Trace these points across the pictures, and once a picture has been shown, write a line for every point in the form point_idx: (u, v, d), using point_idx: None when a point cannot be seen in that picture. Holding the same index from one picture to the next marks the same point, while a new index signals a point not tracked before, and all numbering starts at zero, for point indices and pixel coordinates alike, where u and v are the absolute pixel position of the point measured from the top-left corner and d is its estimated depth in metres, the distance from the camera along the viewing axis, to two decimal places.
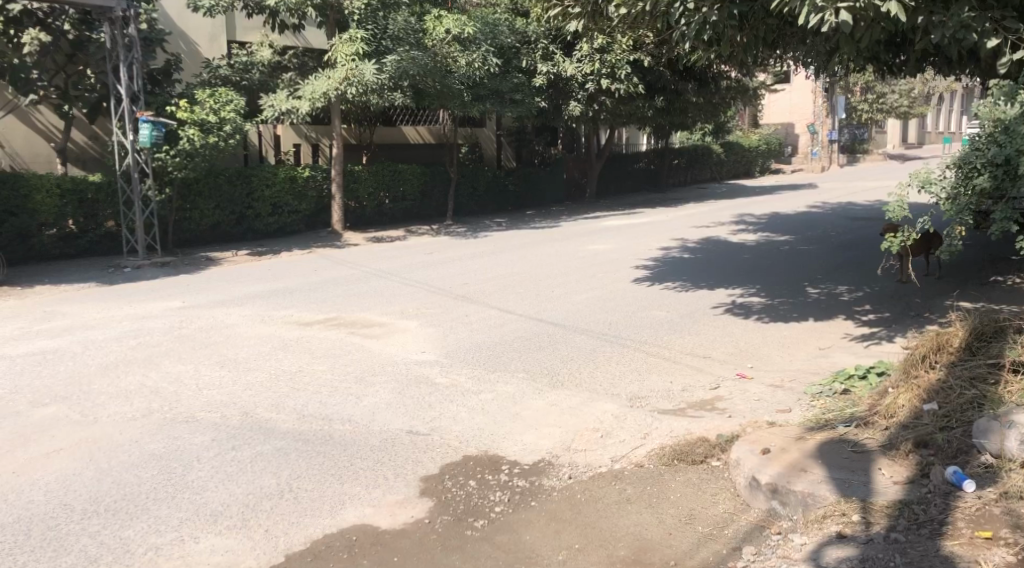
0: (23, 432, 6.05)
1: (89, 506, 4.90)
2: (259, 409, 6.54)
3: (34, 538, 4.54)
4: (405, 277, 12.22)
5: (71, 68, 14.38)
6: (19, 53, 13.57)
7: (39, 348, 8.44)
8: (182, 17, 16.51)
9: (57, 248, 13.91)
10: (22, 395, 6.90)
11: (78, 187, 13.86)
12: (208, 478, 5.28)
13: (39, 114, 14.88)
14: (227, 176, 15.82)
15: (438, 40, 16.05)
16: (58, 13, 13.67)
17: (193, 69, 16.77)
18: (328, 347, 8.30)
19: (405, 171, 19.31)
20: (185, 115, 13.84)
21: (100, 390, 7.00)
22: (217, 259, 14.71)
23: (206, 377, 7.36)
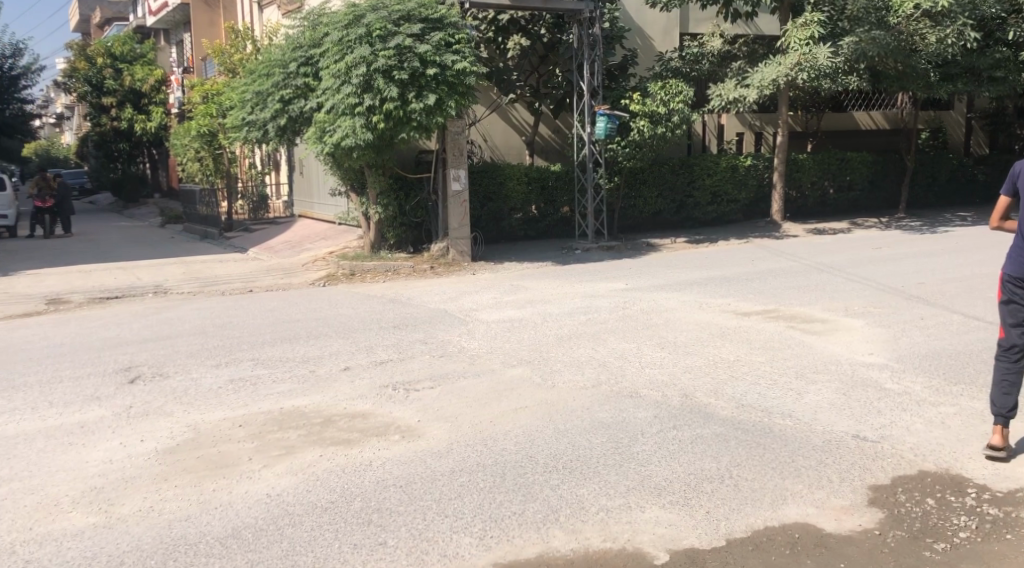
0: (498, 388, 6.93)
1: (550, 460, 5.46)
2: (699, 392, 6.69)
3: (508, 482, 5.17)
4: (851, 272, 11.56)
5: (544, 68, 15.94)
6: (504, 56, 15.37)
7: (509, 316, 9.58)
8: (641, 13, 17.26)
9: (522, 230, 15.57)
10: (495, 355, 7.90)
11: (542, 175, 15.39)
12: (653, 452, 5.54)
13: (516, 111, 16.68)
14: (671, 165, 16.38)
15: (905, 17, 14.71)
16: (537, 19, 15.35)
17: (647, 62, 17.44)
18: (768, 340, 8.17)
19: (855, 159, 18.17)
20: (637, 107, 14.51)
21: (557, 358, 7.72)
22: (657, 245, 15.33)
23: (648, 357, 7.71)
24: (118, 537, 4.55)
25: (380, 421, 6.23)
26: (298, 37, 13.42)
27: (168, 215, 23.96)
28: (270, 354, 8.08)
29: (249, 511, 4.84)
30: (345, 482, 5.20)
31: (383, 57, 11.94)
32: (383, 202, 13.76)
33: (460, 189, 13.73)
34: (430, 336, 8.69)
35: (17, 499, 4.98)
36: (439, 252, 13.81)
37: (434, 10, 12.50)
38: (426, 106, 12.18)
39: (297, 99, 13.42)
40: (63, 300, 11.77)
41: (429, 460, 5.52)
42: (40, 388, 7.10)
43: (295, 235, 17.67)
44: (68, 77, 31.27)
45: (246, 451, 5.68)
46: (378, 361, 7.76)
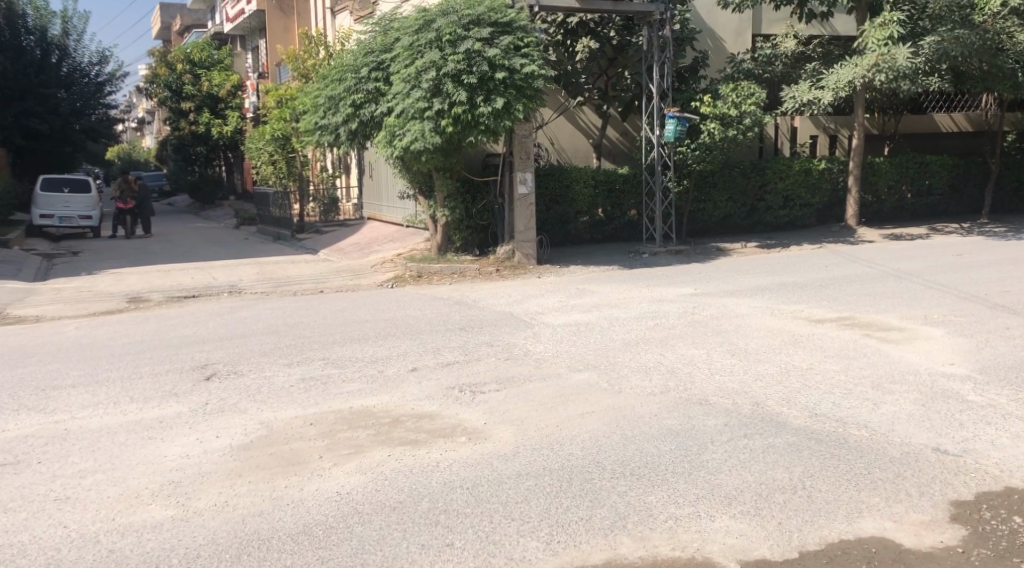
0: (564, 392, 6.90)
1: (617, 467, 5.41)
2: (770, 401, 6.55)
3: (575, 487, 5.13)
4: (930, 279, 11.20)
5: (613, 71, 15.85)
6: (573, 59, 15.32)
7: (576, 320, 9.53)
8: (713, 14, 17.02)
9: (589, 234, 15.50)
10: (562, 359, 7.87)
11: (609, 178, 15.31)
12: (723, 461, 5.44)
13: (584, 114, 16.61)
14: (742, 168, 16.11)
15: (990, 15, 14.09)
16: (606, 22, 15.25)
17: (717, 64, 17.19)
18: (842, 348, 7.96)
19: (935, 163, 17.61)
20: (707, 109, 14.36)
21: (625, 363, 7.66)
22: (727, 250, 15.10)
23: (718, 363, 7.58)
24: (195, 530, 4.66)
25: (447, 422, 6.26)
26: (371, 42, 13.62)
27: (243, 216, 24.56)
28: (340, 354, 8.20)
29: (320, 509, 4.91)
30: (413, 483, 5.24)
31: (452, 62, 12.06)
32: (451, 204, 13.84)
33: (527, 192, 13.70)
34: (496, 339, 8.70)
35: (100, 490, 5.15)
36: (504, 254, 13.83)
37: (504, 14, 12.56)
38: (494, 109, 12.22)
39: (369, 103, 13.59)
40: (143, 298, 12.17)
41: (496, 463, 5.52)
42: (122, 383, 7.35)
43: (364, 237, 17.92)
44: (150, 83, 32.35)
45: (316, 449, 5.77)
46: (445, 362, 7.81)
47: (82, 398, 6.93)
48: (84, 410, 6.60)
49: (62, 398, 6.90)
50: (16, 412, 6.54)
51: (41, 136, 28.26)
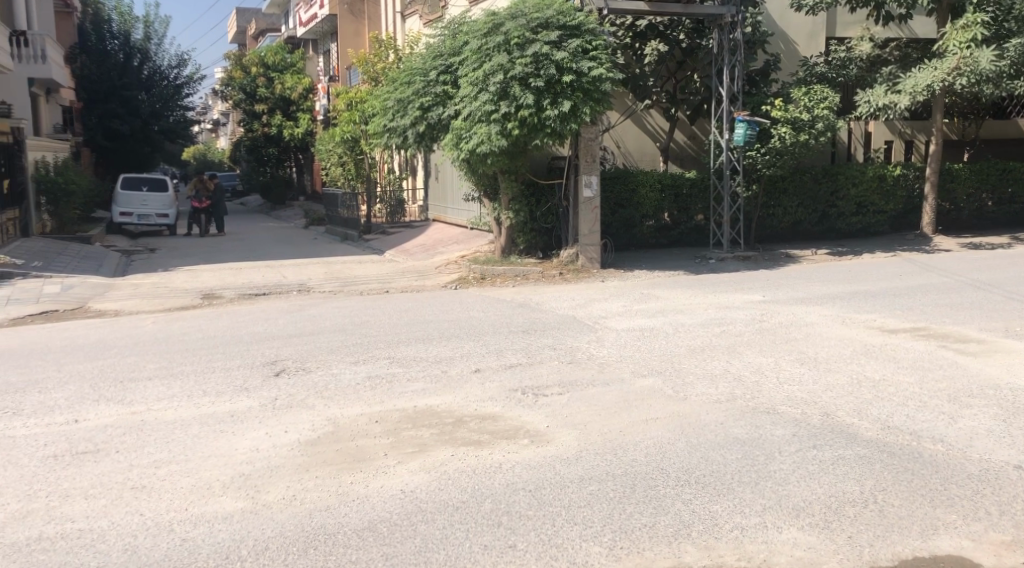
0: (627, 398, 6.85)
1: (682, 474, 5.34)
2: (840, 412, 6.40)
3: (638, 493, 5.09)
4: (1012, 290, 10.79)
5: (682, 74, 15.70)
6: (641, 63, 15.19)
7: (640, 325, 9.46)
8: (786, 17, 16.73)
9: (655, 238, 15.37)
10: (627, 364, 7.82)
11: (676, 183, 15.17)
12: (791, 472, 5.33)
13: (651, 117, 16.48)
14: (813, 174, 15.79)
15: None
16: (675, 25, 15.10)
17: (790, 68, 16.87)
18: (917, 359, 7.74)
19: (1018, 170, 16.98)
20: (779, 113, 14.07)
21: (690, 370, 7.57)
22: (797, 256, 14.81)
23: (786, 372, 7.44)
24: (263, 523, 4.76)
25: (510, 424, 6.28)
26: (440, 46, 13.79)
27: (312, 216, 25.04)
28: (405, 353, 8.30)
29: (384, 506, 4.97)
30: (477, 483, 5.26)
31: (520, 65, 12.11)
32: (515, 207, 13.89)
33: (592, 195, 13.65)
34: (559, 342, 8.70)
35: (175, 480, 5.30)
36: (568, 258, 13.80)
37: (572, 17, 12.53)
38: (560, 112, 12.20)
39: (436, 106, 13.71)
40: (216, 295, 12.49)
41: (558, 466, 5.51)
42: (195, 377, 7.56)
43: (430, 238, 18.10)
44: (226, 86, 33.21)
45: (381, 447, 5.85)
46: (507, 364, 7.83)
47: (157, 390, 7.14)
48: (159, 402, 6.80)
49: (138, 390, 7.13)
50: (96, 402, 6.79)
51: (122, 137, 29.29)
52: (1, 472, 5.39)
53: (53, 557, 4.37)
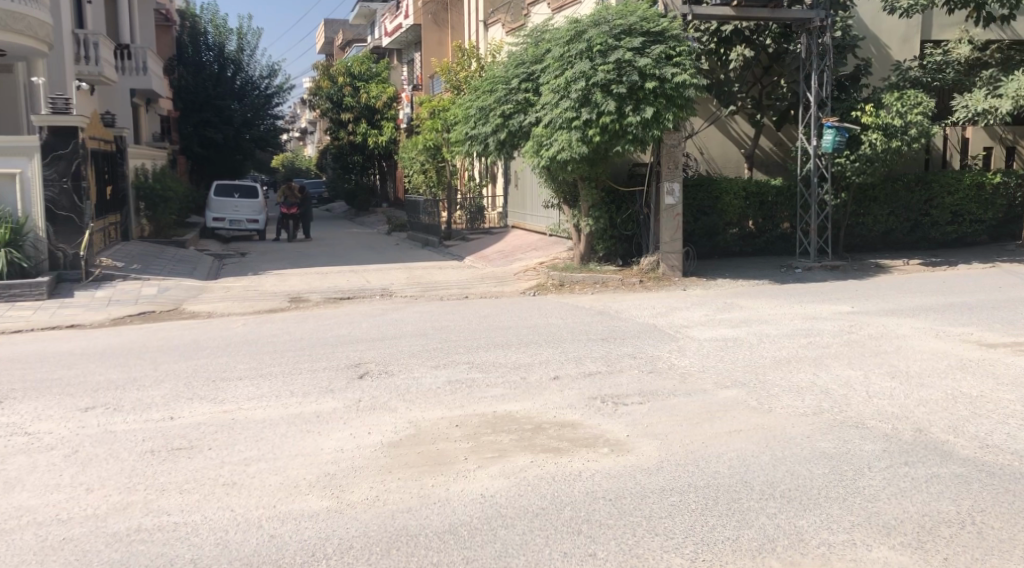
0: (709, 409, 6.75)
1: (766, 488, 5.23)
2: (935, 428, 6.17)
3: (721, 505, 5.01)
4: None
5: (768, 80, 15.41)
6: (726, 69, 14.95)
7: (723, 335, 9.31)
8: (878, 20, 16.26)
9: (738, 246, 15.12)
10: (710, 374, 7.70)
11: (761, 190, 14.90)
12: (881, 489, 5.17)
13: (736, 123, 16.22)
14: (905, 181, 15.30)
15: None
16: (762, 30, 14.77)
17: (882, 72, 16.39)
18: (1017, 376, 7.40)
19: None
20: (870, 119, 13.68)
21: (775, 382, 7.41)
22: (887, 267, 14.36)
23: (876, 386, 7.21)
24: (347, 522, 4.86)
25: (590, 432, 6.26)
26: (522, 54, 13.86)
27: (394, 223, 25.47)
28: (485, 358, 8.36)
29: (466, 510, 5.01)
30: (557, 490, 5.26)
31: (602, 72, 12.07)
32: (595, 214, 13.82)
33: (674, 203, 13.51)
34: (640, 350, 8.62)
35: (263, 478, 5.46)
36: (649, 265, 13.68)
37: (656, 24, 12.44)
38: (643, 119, 12.13)
39: (517, 114, 13.80)
40: (303, 298, 12.83)
41: (639, 476, 5.47)
42: (283, 377, 7.77)
43: (509, 245, 18.19)
44: (313, 95, 34.08)
45: (461, 451, 5.90)
46: (587, 372, 7.80)
47: (247, 390, 7.37)
48: (249, 401, 7.02)
49: (230, 390, 7.36)
50: (190, 400, 7.05)
51: (216, 145, 30.39)
52: (102, 465, 5.64)
53: (151, 548, 4.56)
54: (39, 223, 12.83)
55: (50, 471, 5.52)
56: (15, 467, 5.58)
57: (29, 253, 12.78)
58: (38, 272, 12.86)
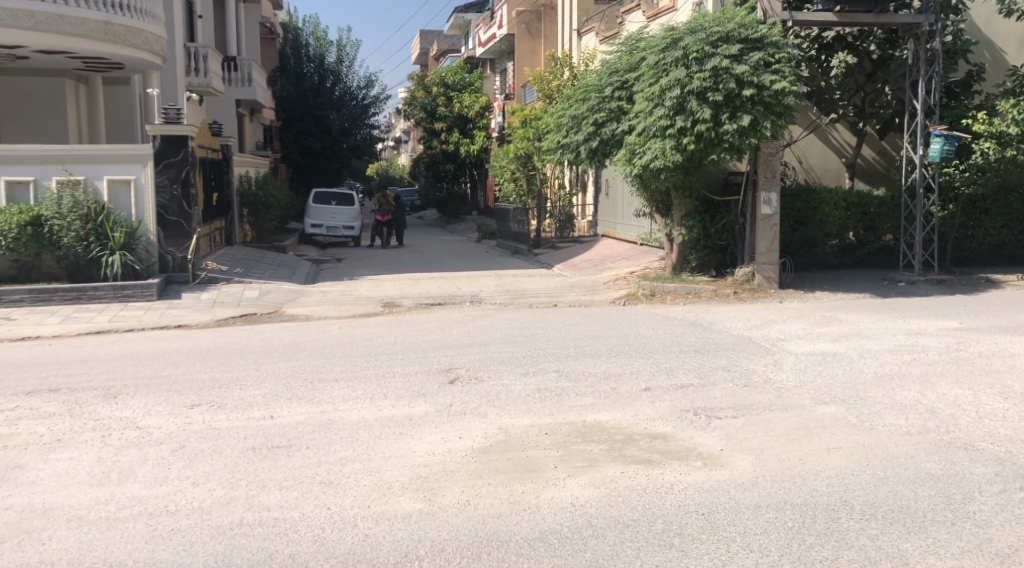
0: (806, 425, 6.56)
1: (867, 508, 5.05)
2: None
3: (819, 524, 4.86)
4: None
5: (872, 87, 14.94)
6: (826, 76, 14.53)
7: (820, 349, 9.04)
8: (992, 24, 15.55)
9: (837, 258, 14.68)
10: (807, 390, 7.49)
11: (863, 200, 14.46)
12: (993, 515, 4.92)
13: (836, 132, 15.77)
14: (1020, 193, 14.55)
15: None
16: (866, 35, 14.39)
17: (996, 78, 15.66)
18: None
19: None
20: (981, 127, 13.12)
21: (877, 399, 7.14)
22: (999, 282, 13.69)
23: (986, 406, 6.88)
24: (439, 525, 4.91)
25: (682, 445, 6.16)
26: (616, 62, 13.77)
27: (485, 230, 25.68)
28: (574, 367, 8.34)
29: (556, 518, 5.00)
30: (648, 503, 5.20)
31: (698, 79, 11.91)
32: (688, 224, 13.66)
33: (771, 212, 13.21)
34: (733, 363, 8.45)
35: (358, 478, 5.57)
36: (744, 277, 13.40)
37: (755, 30, 12.21)
38: (739, 127, 11.92)
39: (610, 122, 13.74)
40: (396, 303, 13.06)
41: (733, 491, 5.35)
42: (378, 381, 7.92)
43: (599, 253, 18.11)
44: (408, 105, 34.70)
45: (552, 459, 5.90)
46: (679, 384, 7.68)
47: (343, 391, 7.54)
48: (344, 403, 7.18)
49: (327, 391, 7.55)
50: (289, 400, 7.27)
51: (315, 153, 31.30)
52: (208, 460, 5.86)
53: (252, 542, 4.70)
54: (150, 228, 13.41)
55: (160, 464, 5.77)
56: (127, 459, 5.86)
57: (142, 256, 13.41)
58: (149, 274, 13.49)
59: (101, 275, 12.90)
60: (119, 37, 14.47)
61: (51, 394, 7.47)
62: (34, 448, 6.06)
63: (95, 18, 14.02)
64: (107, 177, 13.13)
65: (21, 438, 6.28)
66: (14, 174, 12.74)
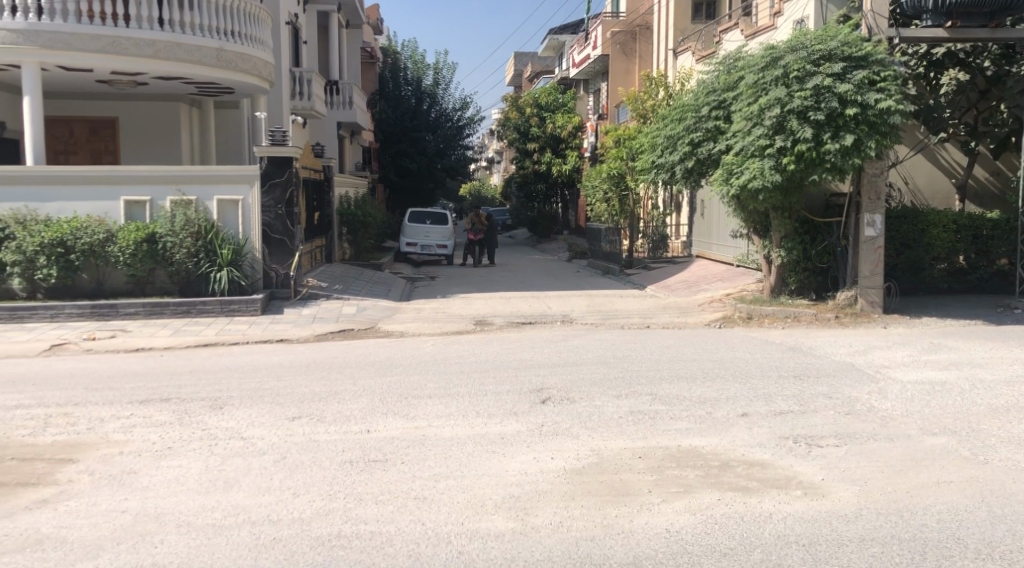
0: (913, 457, 6.28)
1: (982, 547, 4.81)
2: None
3: (929, 562, 4.65)
4: None
5: (985, 105, 14.35)
6: (936, 94, 13.95)
7: (928, 378, 8.65)
8: None
9: (946, 283, 14.06)
10: (914, 419, 7.19)
11: (975, 224, 13.87)
12: None
13: (946, 152, 15.18)
14: None
15: None
16: (979, 51, 13.82)
17: None
18: None
19: None
20: None
21: (991, 432, 6.81)
22: None
23: None
24: (533, 545, 4.91)
25: (781, 473, 6.00)
26: (713, 81, 13.62)
27: (577, 250, 25.67)
28: (668, 391, 8.20)
29: (650, 543, 4.94)
30: (745, 531, 5.08)
31: (798, 98, 11.67)
32: (787, 245, 13.40)
33: (875, 235, 12.78)
34: (836, 390, 8.17)
35: (453, 495, 5.62)
36: (845, 301, 12.98)
37: (859, 48, 11.85)
38: (842, 147, 11.61)
39: (707, 142, 13.59)
40: (487, 322, 13.15)
41: (835, 523, 5.18)
42: (471, 398, 7.98)
43: (693, 275, 17.85)
44: (502, 126, 35.05)
45: (647, 483, 5.82)
46: (778, 411, 7.47)
47: (437, 408, 7.64)
48: (438, 419, 7.27)
49: (421, 407, 7.66)
50: (385, 415, 7.40)
51: (411, 174, 31.94)
52: (308, 472, 6.01)
53: (350, 553, 4.80)
54: (256, 245, 13.91)
55: (263, 474, 5.96)
56: (232, 468, 6.07)
57: (247, 272, 13.87)
58: (253, 289, 13.94)
59: (210, 290, 13.41)
60: (231, 63, 15.14)
61: (163, 403, 7.81)
62: (148, 454, 6.35)
63: (209, 44, 14.71)
64: (217, 197, 13.70)
65: (136, 444, 6.58)
66: (132, 194, 13.43)
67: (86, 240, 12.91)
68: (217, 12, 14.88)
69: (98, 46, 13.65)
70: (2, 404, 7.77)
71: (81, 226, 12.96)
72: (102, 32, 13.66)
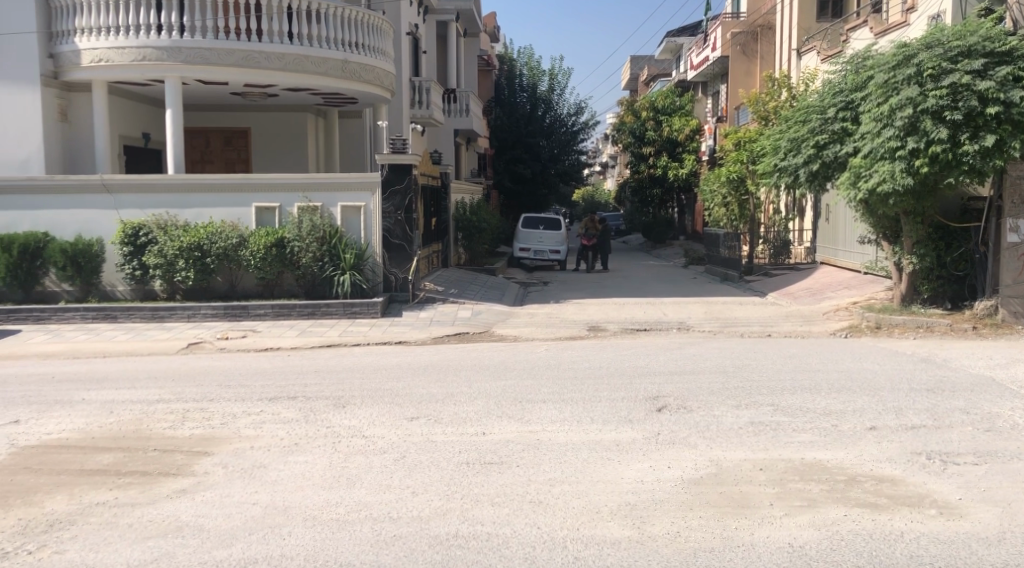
0: None
1: None
2: None
3: None
4: None
5: None
6: None
7: None
8: None
9: None
10: None
11: None
12: None
13: None
14: None
15: None
16: None
17: None
18: None
19: None
20: None
21: None
22: None
23: None
24: (650, 554, 4.85)
25: (913, 490, 5.70)
26: (841, 82, 13.18)
27: (694, 256, 25.23)
28: (790, 403, 7.91)
29: (772, 557, 4.78)
30: (875, 550, 4.86)
31: (933, 97, 11.06)
32: (920, 252, 12.73)
33: (1019, 241, 12.06)
34: (973, 406, 7.70)
35: (569, 500, 5.60)
36: (984, 310, 12.26)
37: (1002, 43, 11.18)
38: (982, 147, 10.95)
39: (833, 144, 13.16)
40: (601, 328, 13.08)
41: (975, 546, 4.88)
42: (586, 404, 7.95)
43: (817, 282, 17.23)
44: (617, 130, 34.88)
45: (767, 496, 5.65)
46: (909, 425, 7.11)
47: (551, 413, 7.63)
48: (552, 424, 7.28)
49: (535, 411, 7.68)
50: (500, 418, 7.46)
51: (526, 180, 32.16)
52: (426, 471, 6.12)
53: (467, 553, 4.86)
54: (377, 250, 14.30)
55: (384, 472, 6.12)
56: (355, 465, 6.25)
57: (368, 276, 14.32)
58: (374, 292, 14.33)
59: (333, 293, 13.91)
60: (355, 74, 15.67)
61: (289, 401, 8.12)
62: (276, 449, 6.62)
63: (334, 56, 15.26)
64: (341, 203, 14.16)
65: (265, 440, 6.87)
66: (262, 200, 14.05)
67: (220, 244, 13.58)
68: (342, 25, 15.43)
69: (233, 60, 14.34)
70: (144, 398, 8.26)
71: (216, 230, 13.64)
72: (237, 47, 14.35)
